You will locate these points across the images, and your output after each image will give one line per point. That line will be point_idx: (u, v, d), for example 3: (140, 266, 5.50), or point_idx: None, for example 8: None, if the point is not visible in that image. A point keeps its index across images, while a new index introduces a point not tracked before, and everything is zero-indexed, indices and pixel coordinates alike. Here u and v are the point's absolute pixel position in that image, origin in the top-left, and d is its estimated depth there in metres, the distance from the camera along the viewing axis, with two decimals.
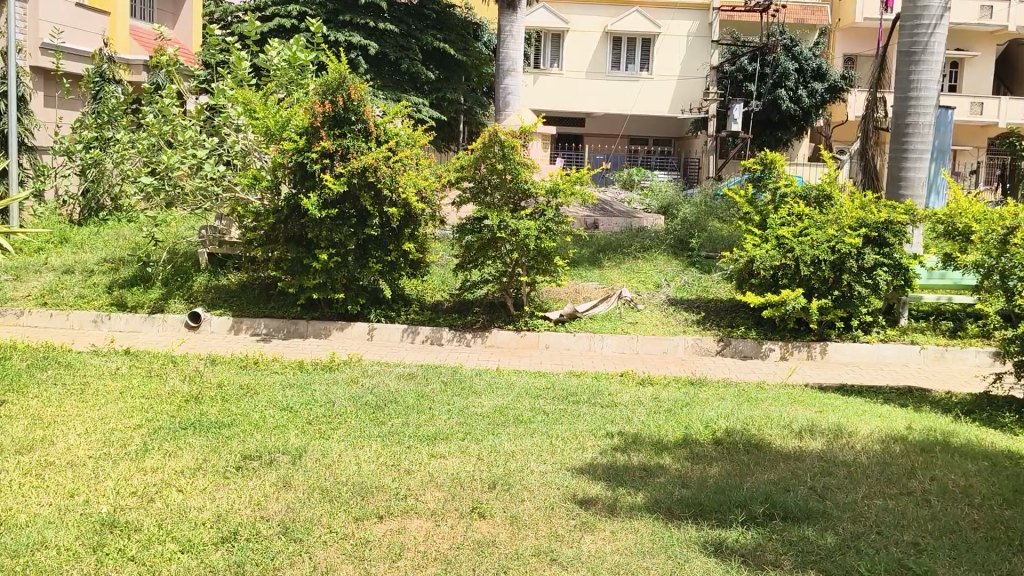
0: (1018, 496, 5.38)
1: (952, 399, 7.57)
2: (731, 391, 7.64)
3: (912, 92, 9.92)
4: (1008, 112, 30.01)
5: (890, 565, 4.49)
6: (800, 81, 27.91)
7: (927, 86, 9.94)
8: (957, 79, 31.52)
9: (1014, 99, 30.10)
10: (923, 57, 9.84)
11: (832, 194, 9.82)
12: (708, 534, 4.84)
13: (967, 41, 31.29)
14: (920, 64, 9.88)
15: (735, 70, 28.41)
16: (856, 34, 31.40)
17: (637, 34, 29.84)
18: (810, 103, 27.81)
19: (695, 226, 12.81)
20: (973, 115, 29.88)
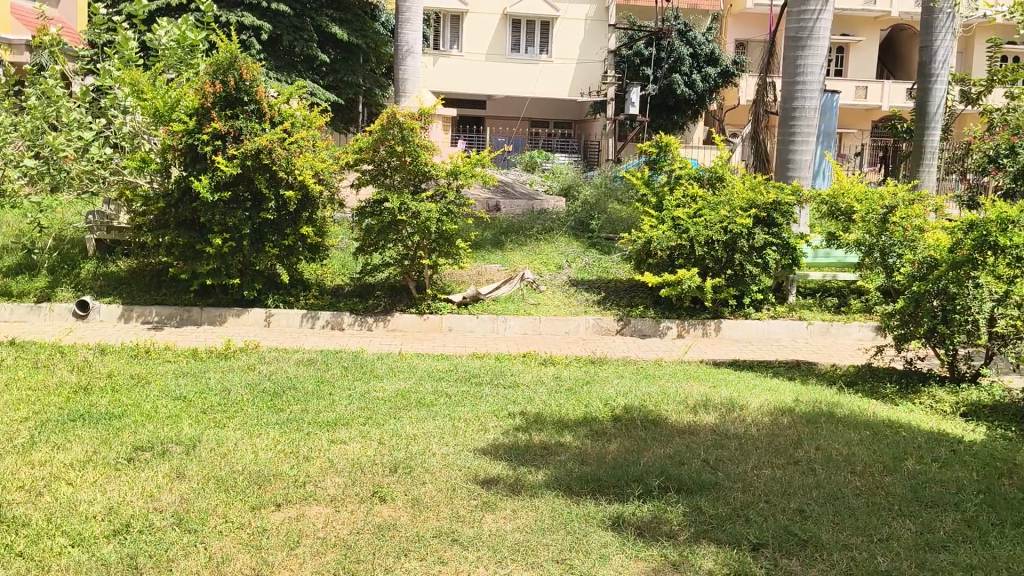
0: (897, 463, 5.67)
1: (838, 371, 7.92)
2: (631, 369, 7.81)
3: (798, 77, 10.20)
4: (891, 97, 31.20)
5: (778, 532, 4.69)
6: (695, 66, 28.57)
7: (812, 71, 10.24)
8: (842, 65, 32.64)
9: (896, 84, 31.29)
10: (808, 43, 10.12)
11: (724, 176, 10.12)
12: (606, 509, 4.96)
13: (852, 27, 32.43)
14: (805, 49, 10.18)
15: (632, 54, 28.71)
16: (745, 21, 32.19)
17: (535, 17, 30.08)
18: (702, 89, 28.46)
19: (596, 208, 12.99)
20: (857, 99, 31.08)
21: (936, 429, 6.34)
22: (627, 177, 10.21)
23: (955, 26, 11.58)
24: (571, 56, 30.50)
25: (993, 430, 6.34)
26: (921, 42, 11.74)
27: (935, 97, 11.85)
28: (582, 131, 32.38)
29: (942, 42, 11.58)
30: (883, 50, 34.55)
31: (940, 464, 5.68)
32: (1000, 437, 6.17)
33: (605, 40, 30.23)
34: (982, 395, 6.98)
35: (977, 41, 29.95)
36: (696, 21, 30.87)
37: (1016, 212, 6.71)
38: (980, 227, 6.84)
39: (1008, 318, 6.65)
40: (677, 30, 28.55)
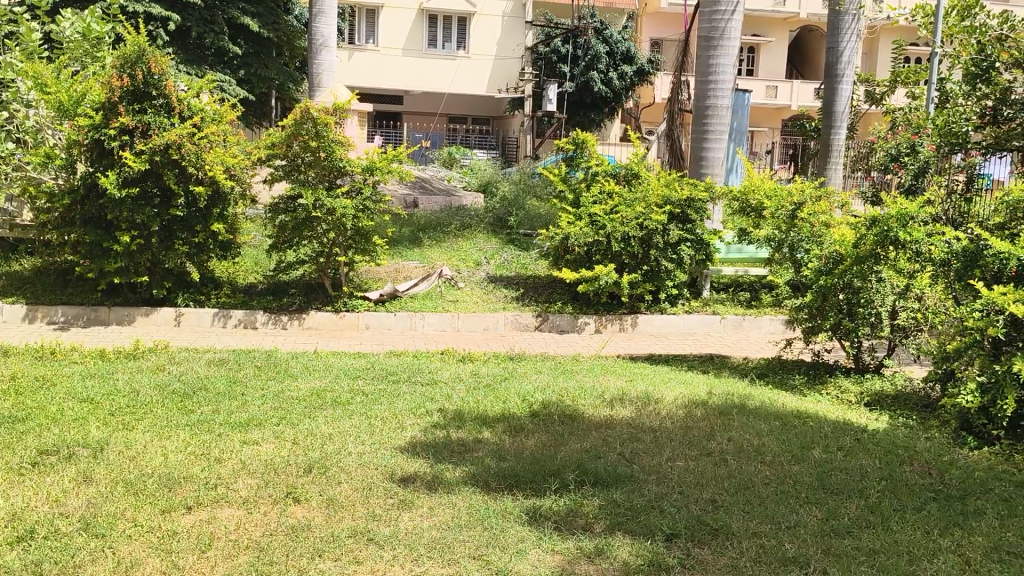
0: (805, 452, 5.84)
1: (749, 364, 8.12)
2: (549, 364, 7.87)
3: (711, 76, 10.40)
4: (799, 97, 32.04)
5: (690, 522, 4.78)
6: (611, 65, 28.75)
7: (723, 70, 10.46)
8: (753, 65, 33.42)
9: (804, 84, 32.15)
10: (719, 43, 10.32)
11: (639, 173, 10.27)
12: (523, 504, 4.99)
13: (761, 27, 33.23)
14: (716, 49, 10.37)
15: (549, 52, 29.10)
16: (660, 20, 32.70)
17: (452, 13, 30.08)
18: (619, 87, 28.73)
19: (514, 204, 13.06)
20: (767, 99, 31.84)
21: (842, 419, 6.56)
22: (544, 173, 10.25)
23: (859, 28, 12.00)
24: (489, 52, 30.50)
25: (895, 419, 6.59)
26: (827, 43, 12.09)
27: (840, 97, 12.23)
28: (500, 129, 32.58)
29: (847, 43, 11.97)
30: (792, 49, 35.40)
31: (845, 453, 5.86)
32: (901, 426, 6.42)
33: (522, 37, 30.35)
34: (885, 385, 7.25)
35: (881, 42, 30.93)
36: (612, 19, 30.96)
37: (915, 208, 6.92)
38: (882, 222, 7.02)
39: (909, 310, 7.14)
40: (593, 28, 28.79)
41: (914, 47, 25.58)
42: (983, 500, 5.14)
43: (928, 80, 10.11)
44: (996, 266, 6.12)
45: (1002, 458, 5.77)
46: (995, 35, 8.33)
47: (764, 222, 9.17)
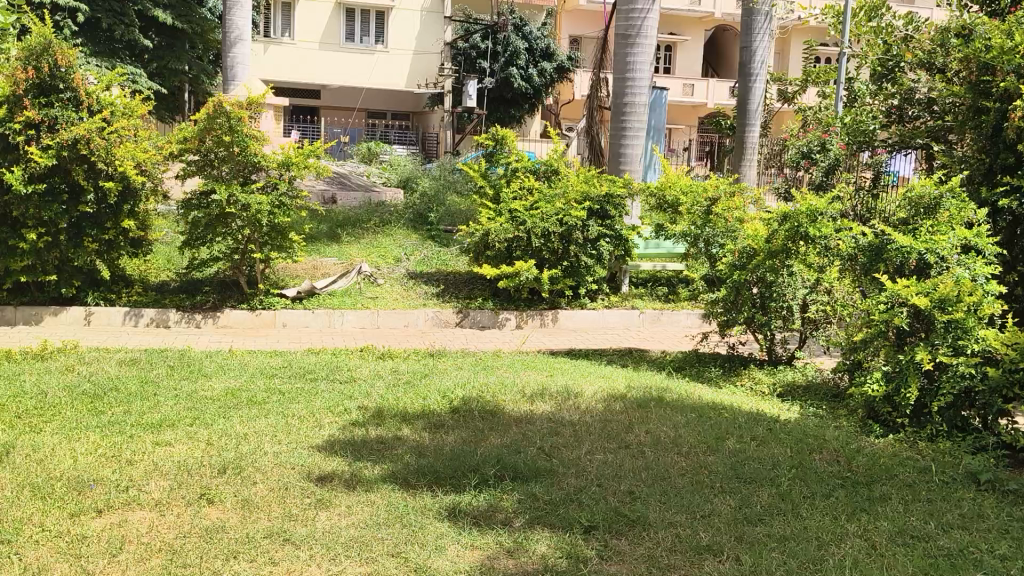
0: (720, 443, 5.96)
1: (667, 357, 8.26)
2: (470, 360, 7.88)
3: (628, 74, 10.54)
4: (715, 95, 32.71)
5: (608, 514, 4.83)
6: (530, 61, 28.92)
7: (640, 68, 10.60)
8: (670, 63, 33.97)
9: (720, 82, 32.83)
10: (635, 40, 10.46)
11: (559, 169, 10.34)
12: (443, 500, 4.98)
13: (678, 26, 33.82)
14: (633, 46, 10.52)
15: (469, 47, 28.87)
16: (579, 18, 32.96)
17: (370, 7, 29.88)
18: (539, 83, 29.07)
19: (434, 200, 13.07)
20: (683, 96, 32.39)
21: (755, 409, 6.72)
22: (465, 169, 10.29)
23: (771, 28, 12.29)
24: (408, 47, 30.46)
25: (805, 408, 6.78)
26: (741, 42, 12.36)
27: (754, 95, 12.47)
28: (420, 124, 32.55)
29: (760, 43, 12.23)
30: (708, 49, 36.09)
31: (758, 443, 6.00)
32: (812, 415, 6.61)
33: (440, 32, 30.39)
34: (796, 375, 7.46)
35: (792, 43, 31.80)
36: (530, 15, 31.20)
37: (824, 204, 7.13)
38: (793, 217, 7.23)
39: (819, 303, 7.36)
40: (512, 24, 28.88)
41: (823, 47, 26.39)
42: (888, 486, 5.33)
43: (838, 79, 10.45)
44: (898, 259, 6.48)
45: (906, 445, 5.99)
46: (901, 36, 9.14)
47: (681, 218, 9.40)
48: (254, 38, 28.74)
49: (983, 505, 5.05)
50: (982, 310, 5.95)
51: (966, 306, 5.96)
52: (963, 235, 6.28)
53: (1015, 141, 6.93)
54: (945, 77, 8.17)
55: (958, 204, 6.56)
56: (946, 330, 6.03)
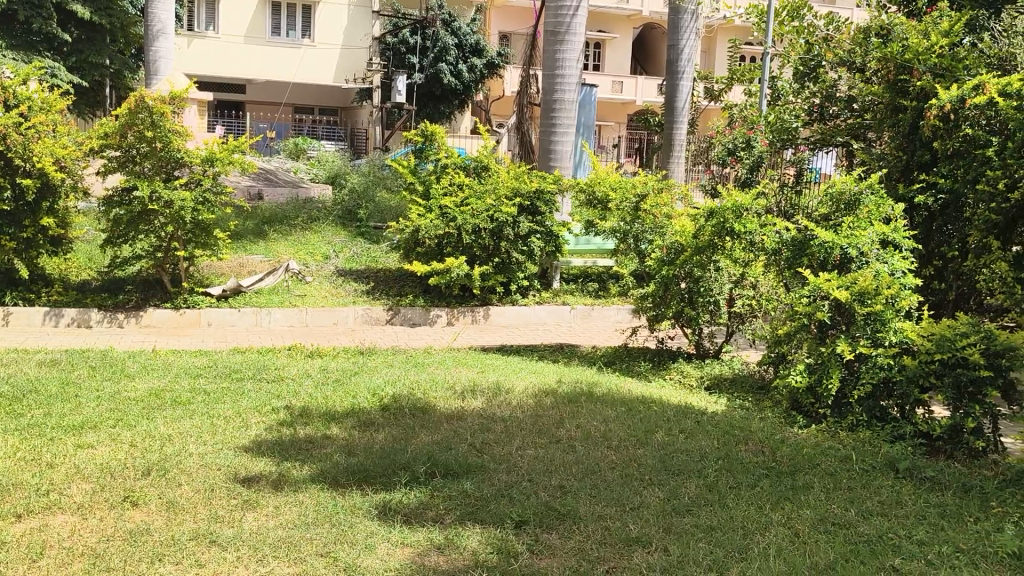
0: (649, 436, 6.03)
1: (597, 352, 8.32)
2: (400, 357, 7.83)
3: (557, 71, 10.56)
4: (644, 92, 33.13)
5: (538, 509, 4.85)
6: (460, 57, 28.86)
7: (569, 65, 10.63)
8: (599, 60, 34.27)
9: (649, 80, 33.24)
10: (564, 38, 10.51)
11: (489, 166, 10.35)
12: (372, 498, 4.95)
13: (607, 24, 34.14)
14: (562, 43, 10.57)
15: (397, 43, 28.69)
16: (508, 14, 33.06)
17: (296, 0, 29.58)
18: (469, 79, 29.00)
19: (363, 197, 12.96)
20: (613, 94, 32.69)
21: (683, 402, 6.82)
22: (394, 165, 10.20)
23: (697, 27, 12.49)
24: (336, 41, 30.05)
25: (732, 401, 6.90)
26: (668, 40, 12.50)
27: (681, 93, 12.65)
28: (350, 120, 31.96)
29: (686, 41, 12.42)
30: (636, 45, 36.47)
31: (685, 436, 6.09)
32: (738, 408, 6.73)
33: (368, 27, 30.21)
34: (723, 368, 7.60)
35: (718, 41, 32.35)
36: (459, 11, 31.12)
37: (749, 201, 7.27)
38: (719, 214, 7.32)
39: (745, 297, 7.51)
40: (441, 19, 28.66)
41: (748, 45, 26.95)
42: (811, 475, 5.46)
43: (761, 78, 10.65)
44: (821, 254, 6.63)
45: (828, 435, 6.15)
46: (823, 35, 9.36)
47: (611, 214, 9.37)
48: (178, 32, 28.21)
49: (901, 492, 5.22)
50: (899, 303, 6.16)
51: (884, 298, 6.16)
52: (881, 230, 6.47)
53: (931, 139, 7.33)
54: (863, 76, 8.42)
55: (876, 200, 6.73)
56: (865, 323, 6.22)
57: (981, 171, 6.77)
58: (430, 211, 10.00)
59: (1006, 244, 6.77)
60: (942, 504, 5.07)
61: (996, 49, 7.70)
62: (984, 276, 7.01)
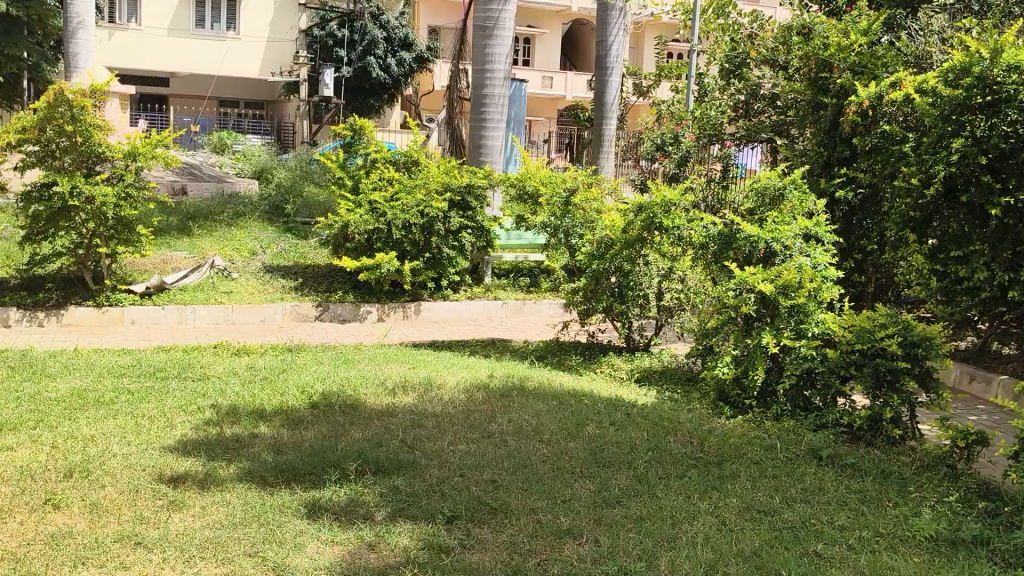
0: (580, 429, 6.07)
1: (529, 347, 8.35)
2: (329, 354, 7.74)
3: (486, 65, 10.57)
4: (573, 88, 33.29)
5: (471, 504, 4.85)
6: (388, 50, 28.67)
7: (498, 60, 10.66)
8: (529, 55, 34.38)
9: (579, 76, 33.39)
10: (494, 32, 10.51)
11: (419, 160, 10.30)
12: (301, 497, 4.88)
13: (537, 19, 34.24)
14: (492, 38, 10.57)
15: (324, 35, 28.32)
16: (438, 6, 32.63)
17: None
18: (398, 73, 28.84)
19: (290, 192, 12.81)
20: (543, 89, 32.89)
21: (614, 395, 6.88)
22: (322, 159, 10.08)
23: (624, 23, 12.61)
24: (261, 33, 29.54)
25: (661, 393, 7.00)
26: (597, 36, 12.62)
27: (610, 88, 12.76)
28: (276, 112, 31.95)
29: (615, 37, 12.54)
30: (566, 41, 36.65)
31: (616, 428, 6.15)
32: (667, 400, 6.82)
33: (294, 19, 29.66)
34: (653, 361, 7.69)
35: (646, 38, 32.74)
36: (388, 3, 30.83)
37: (677, 196, 7.38)
38: (647, 208, 7.40)
39: (673, 291, 7.61)
40: (370, 13, 28.26)
41: (673, 42, 27.38)
42: (738, 464, 5.56)
43: (688, 74, 10.83)
44: (746, 248, 6.75)
45: (754, 425, 6.27)
46: (747, 33, 9.21)
47: (542, 209, 9.36)
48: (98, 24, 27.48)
49: (824, 478, 5.35)
50: (820, 295, 6.35)
51: (807, 291, 6.33)
52: (804, 225, 6.64)
53: (849, 136, 7.64)
54: (787, 73, 8.63)
55: (800, 195, 6.90)
56: (789, 315, 6.35)
57: (897, 166, 7.21)
58: (359, 206, 9.90)
59: (922, 238, 7.27)
60: (863, 490, 5.21)
61: (912, 47, 8.03)
62: (900, 267, 7.73)
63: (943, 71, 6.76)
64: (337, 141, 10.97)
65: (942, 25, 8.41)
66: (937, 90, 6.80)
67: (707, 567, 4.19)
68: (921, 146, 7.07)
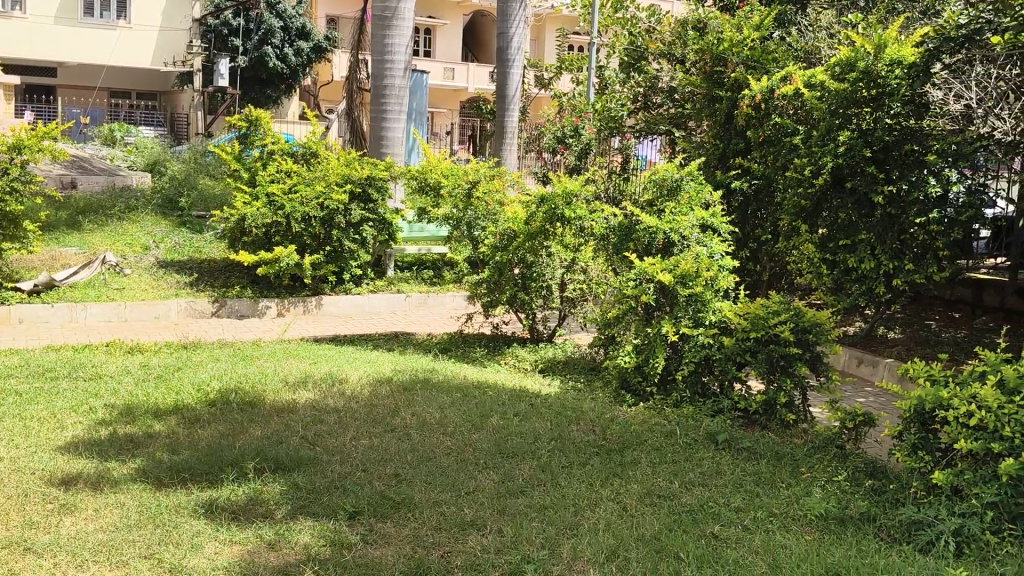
0: (483, 421, 6.09)
1: (433, 339, 8.34)
2: (227, 351, 7.58)
3: (385, 56, 10.50)
4: (474, 79, 33.50)
5: (373, 499, 4.81)
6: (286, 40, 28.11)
7: (398, 51, 10.60)
8: (429, 46, 34.17)
9: (479, 67, 33.64)
10: (393, 23, 10.46)
11: (317, 152, 10.19)
12: (199, 497, 4.76)
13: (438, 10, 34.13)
14: (391, 28, 10.50)
15: (219, 24, 27.66)
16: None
17: None
18: (295, 63, 28.26)
19: (185, 184, 12.50)
20: (445, 80, 32.85)
21: (518, 386, 6.93)
22: (217, 152, 9.85)
23: (525, 16, 12.67)
24: (153, 22, 28.72)
25: (565, 382, 7.08)
26: (498, 28, 12.64)
27: (512, 81, 12.79)
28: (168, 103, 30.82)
29: (516, 30, 12.59)
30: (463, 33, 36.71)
31: (520, 418, 6.18)
32: (570, 389, 6.90)
33: (187, 8, 28.95)
34: (556, 352, 7.79)
35: (546, 30, 32.96)
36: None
37: (577, 187, 7.48)
38: (549, 200, 7.48)
39: (576, 282, 7.67)
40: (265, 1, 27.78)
41: (575, 34, 27.81)
42: (638, 451, 5.66)
43: (588, 67, 10.99)
44: (645, 238, 6.89)
45: (655, 412, 6.38)
46: (645, 27, 9.53)
47: (444, 201, 9.31)
48: None
49: (721, 462, 5.49)
50: (716, 284, 6.56)
51: (703, 280, 6.50)
52: (701, 216, 6.82)
53: (744, 128, 7.99)
54: (684, 67, 8.86)
55: (696, 186, 7.08)
56: (687, 303, 6.51)
57: (788, 158, 7.52)
58: (257, 198, 9.71)
59: (812, 227, 7.65)
60: (757, 472, 5.37)
61: (802, 42, 8.50)
62: (791, 257, 7.88)
63: (831, 65, 7.14)
64: (233, 132, 10.72)
65: (830, 21, 8.72)
66: (824, 84, 7.21)
67: (608, 553, 4.25)
68: (810, 137, 7.42)
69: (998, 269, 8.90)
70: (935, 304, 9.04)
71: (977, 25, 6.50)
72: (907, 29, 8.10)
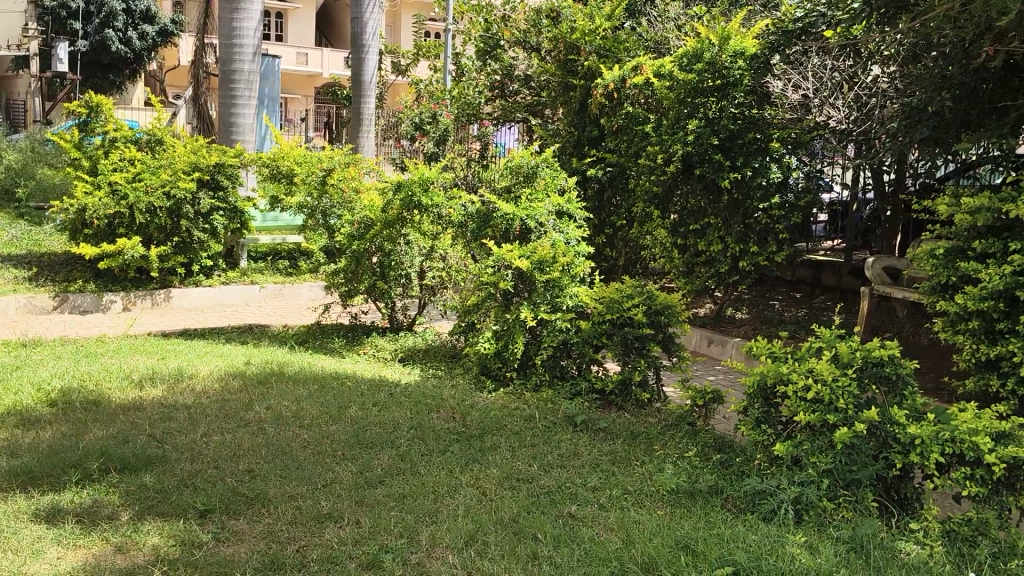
0: (341, 412, 6.04)
1: (289, 332, 8.21)
2: (69, 348, 7.26)
3: (234, 39, 10.23)
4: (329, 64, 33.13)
5: (224, 496, 4.71)
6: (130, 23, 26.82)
7: (247, 35, 10.35)
8: (282, 30, 33.58)
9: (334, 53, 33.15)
10: (241, 6, 10.22)
11: (163, 139, 9.90)
12: (39, 501, 4.56)
13: None
14: (239, 12, 10.25)
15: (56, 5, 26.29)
16: None
17: None
18: (140, 47, 26.98)
19: (23, 174, 12.08)
20: (298, 65, 32.37)
21: (377, 375, 6.91)
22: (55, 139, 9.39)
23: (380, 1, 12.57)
24: None
25: (424, 370, 7.10)
26: (353, 13, 12.49)
27: (367, 67, 12.68)
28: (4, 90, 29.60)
29: (371, 14, 12.48)
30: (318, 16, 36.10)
31: (378, 408, 6.17)
32: (430, 376, 6.94)
33: None
34: (416, 341, 7.83)
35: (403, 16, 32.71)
36: None
37: (435, 173, 7.44)
38: (406, 187, 7.43)
39: (435, 270, 7.76)
40: None
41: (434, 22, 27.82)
42: (498, 436, 5.74)
43: (445, 53, 11.01)
44: (504, 225, 6.94)
45: (514, 396, 6.49)
46: (500, 14, 9.85)
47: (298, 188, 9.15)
48: None
49: (578, 444, 5.62)
50: (573, 269, 6.73)
51: (561, 265, 6.65)
52: (556, 202, 6.97)
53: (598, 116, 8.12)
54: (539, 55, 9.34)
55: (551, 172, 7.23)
56: (545, 288, 6.64)
57: None
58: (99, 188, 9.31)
59: (664, 212, 8.16)
60: (613, 452, 5.53)
61: (651, 32, 8.81)
62: (646, 242, 8.46)
63: (680, 57, 7.58)
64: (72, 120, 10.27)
65: (676, 12, 8.86)
66: (673, 74, 7.72)
67: (467, 538, 4.29)
68: (660, 126, 7.98)
69: (835, 250, 9.42)
70: (779, 285, 9.51)
71: (811, 19, 6.95)
72: (748, 21, 8.47)
